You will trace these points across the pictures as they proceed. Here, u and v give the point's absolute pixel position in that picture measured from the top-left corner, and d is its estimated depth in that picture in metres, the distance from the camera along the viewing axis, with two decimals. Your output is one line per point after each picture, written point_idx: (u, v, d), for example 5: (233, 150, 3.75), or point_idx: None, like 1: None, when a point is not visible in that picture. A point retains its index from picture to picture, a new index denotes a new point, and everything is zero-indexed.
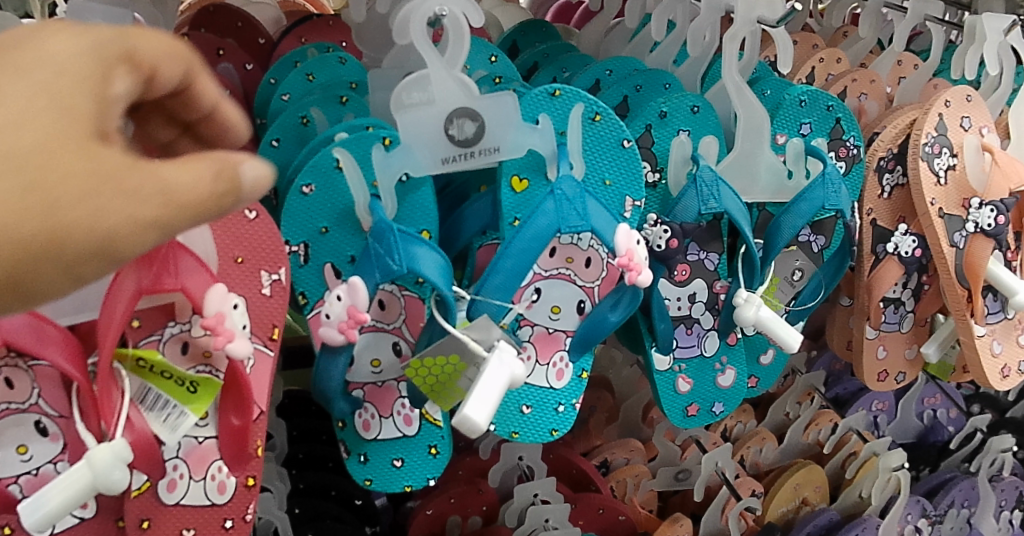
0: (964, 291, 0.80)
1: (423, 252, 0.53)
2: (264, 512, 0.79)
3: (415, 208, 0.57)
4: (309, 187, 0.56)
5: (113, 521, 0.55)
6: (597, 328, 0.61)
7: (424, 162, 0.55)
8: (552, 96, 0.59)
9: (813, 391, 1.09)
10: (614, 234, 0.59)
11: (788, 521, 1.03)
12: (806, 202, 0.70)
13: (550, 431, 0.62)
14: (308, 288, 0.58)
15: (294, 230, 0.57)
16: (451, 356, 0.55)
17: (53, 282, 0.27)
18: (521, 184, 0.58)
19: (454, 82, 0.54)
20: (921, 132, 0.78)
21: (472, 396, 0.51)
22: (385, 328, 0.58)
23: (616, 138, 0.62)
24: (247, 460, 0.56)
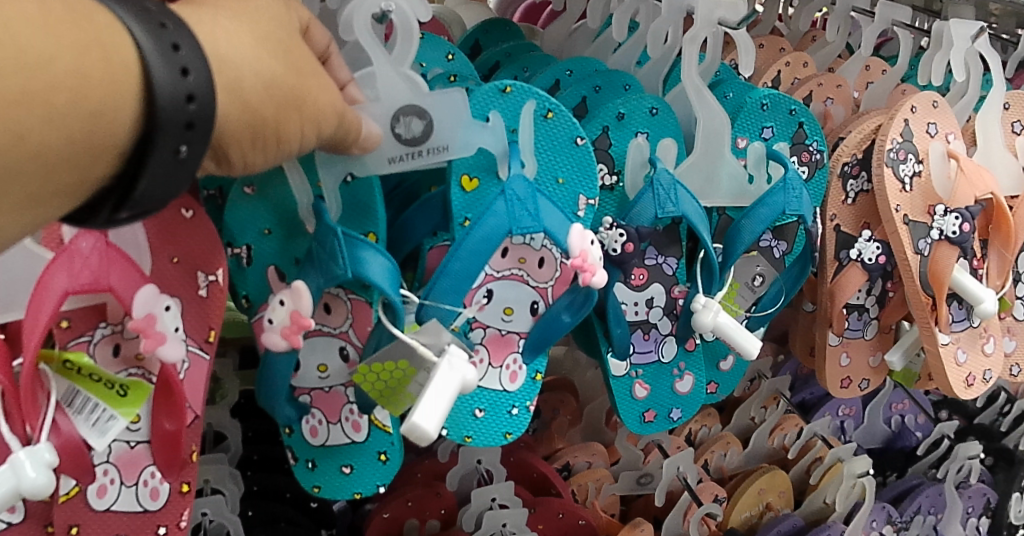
0: (928, 298, 0.79)
1: (371, 255, 0.52)
2: (215, 514, 0.75)
3: (360, 207, 0.56)
4: (250, 187, 0.55)
5: (43, 527, 0.54)
6: (551, 328, 0.60)
7: (374, 162, 0.53)
8: (503, 91, 0.58)
9: (779, 395, 1.08)
10: (569, 234, 0.57)
11: (752, 526, 1.03)
12: (766, 207, 0.69)
13: (503, 435, 0.61)
14: (250, 290, 0.56)
15: (236, 232, 0.55)
16: (399, 361, 0.53)
17: (296, 127, 0.40)
18: (472, 184, 0.57)
19: (400, 78, 0.52)
20: (885, 138, 0.77)
21: (421, 404, 0.49)
22: (332, 334, 0.57)
23: (570, 135, 0.60)
24: (181, 466, 0.55)
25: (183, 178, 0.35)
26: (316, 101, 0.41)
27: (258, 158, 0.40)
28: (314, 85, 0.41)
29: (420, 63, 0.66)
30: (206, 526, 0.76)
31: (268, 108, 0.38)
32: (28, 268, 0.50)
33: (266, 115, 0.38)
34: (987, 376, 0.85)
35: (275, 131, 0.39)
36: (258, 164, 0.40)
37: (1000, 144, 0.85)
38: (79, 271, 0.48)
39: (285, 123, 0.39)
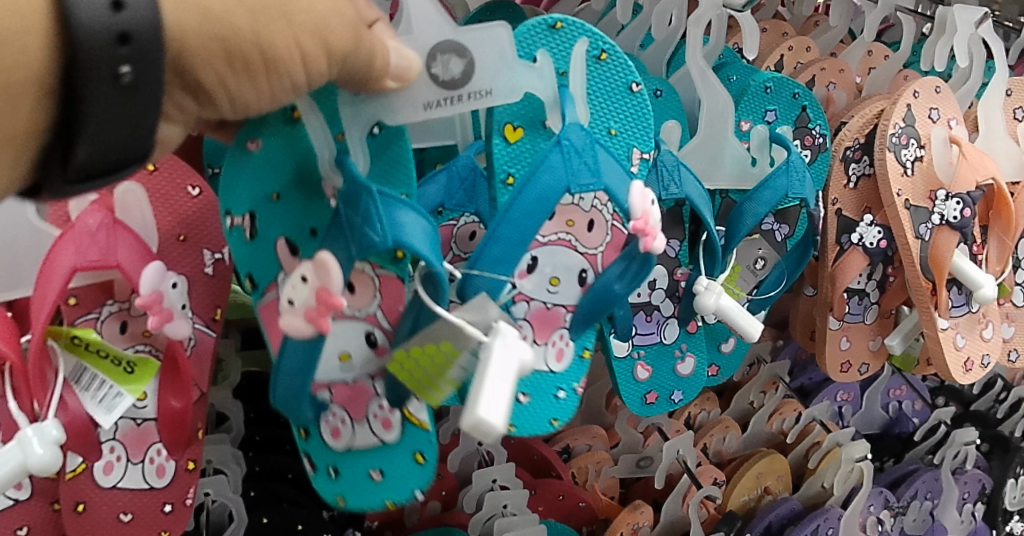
0: (929, 283, 0.79)
1: (408, 217, 0.45)
2: (217, 494, 0.75)
3: (393, 166, 0.48)
4: (254, 143, 0.47)
5: (49, 504, 0.54)
6: (603, 299, 0.56)
7: (404, 105, 0.45)
8: (553, 28, 0.54)
9: (778, 380, 1.09)
10: (629, 191, 0.53)
11: (750, 509, 1.04)
12: (769, 190, 0.69)
13: (550, 422, 0.56)
14: (253, 271, 0.49)
15: (240, 197, 0.48)
16: (441, 343, 0.47)
17: (287, 44, 0.34)
18: (512, 132, 0.54)
19: (434, 9, 0.44)
20: (888, 122, 0.77)
21: (484, 393, 0.40)
22: (357, 315, 0.49)
23: (625, 80, 0.59)
24: (185, 444, 0.55)
25: (137, 118, 0.30)
26: (310, 14, 0.34)
27: (245, 86, 0.34)
28: (300, 0, 0.34)
29: None
30: (210, 507, 0.76)
31: (240, 26, 0.32)
32: (35, 245, 0.50)
33: (237, 32, 0.32)
34: (986, 361, 0.85)
35: (258, 50, 0.33)
36: (254, 99, 0.35)
37: (1001, 131, 0.85)
38: (87, 247, 0.48)
39: (266, 37, 0.33)
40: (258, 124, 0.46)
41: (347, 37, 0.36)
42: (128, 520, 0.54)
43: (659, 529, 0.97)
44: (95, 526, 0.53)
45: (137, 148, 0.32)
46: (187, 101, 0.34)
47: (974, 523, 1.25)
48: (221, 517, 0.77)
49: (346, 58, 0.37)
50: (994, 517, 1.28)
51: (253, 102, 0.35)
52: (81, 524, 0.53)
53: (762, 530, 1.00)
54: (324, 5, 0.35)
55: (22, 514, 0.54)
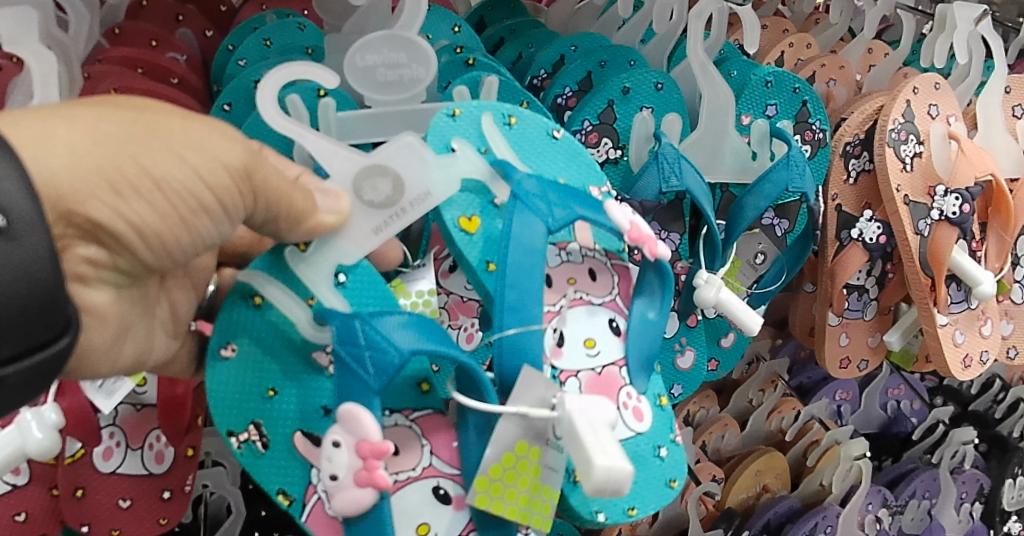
0: (927, 280, 0.79)
1: (398, 330, 0.46)
2: (216, 486, 0.75)
3: (367, 297, 0.49)
4: (229, 348, 0.48)
5: (48, 490, 0.55)
6: (646, 333, 0.56)
7: (355, 243, 0.47)
8: (455, 116, 0.54)
9: (777, 378, 1.09)
10: (609, 214, 0.54)
11: (749, 507, 1.04)
12: (769, 183, 0.69)
13: (669, 483, 0.55)
14: (286, 482, 0.48)
15: (240, 410, 0.48)
16: (516, 448, 0.48)
17: (178, 166, 0.34)
18: (474, 223, 0.52)
19: (336, 151, 0.46)
20: (887, 118, 0.77)
21: (591, 447, 0.44)
22: (416, 476, 0.49)
23: (546, 129, 0.58)
24: (185, 431, 0.55)
25: (50, 306, 0.30)
26: (189, 138, 0.35)
27: (163, 229, 0.35)
28: (175, 127, 0.35)
29: (427, 34, 0.67)
30: (208, 499, 0.76)
31: (110, 158, 0.32)
32: None
33: (111, 161, 0.32)
34: (984, 358, 0.85)
35: (144, 174, 0.33)
36: (164, 230, 0.35)
37: (1001, 127, 0.85)
38: None
39: (146, 159, 0.33)
40: (219, 326, 0.48)
41: (238, 151, 0.37)
42: (127, 506, 0.55)
43: (656, 526, 0.97)
44: (94, 511, 0.55)
45: (53, 320, 0.30)
46: (98, 251, 0.34)
47: (972, 523, 1.25)
48: (219, 509, 0.76)
49: (250, 174, 0.37)
50: (992, 517, 1.28)
51: (163, 232, 0.35)
52: (81, 509, 0.54)
53: (759, 528, 1.00)
54: (199, 130, 0.36)
55: (20, 500, 0.55)
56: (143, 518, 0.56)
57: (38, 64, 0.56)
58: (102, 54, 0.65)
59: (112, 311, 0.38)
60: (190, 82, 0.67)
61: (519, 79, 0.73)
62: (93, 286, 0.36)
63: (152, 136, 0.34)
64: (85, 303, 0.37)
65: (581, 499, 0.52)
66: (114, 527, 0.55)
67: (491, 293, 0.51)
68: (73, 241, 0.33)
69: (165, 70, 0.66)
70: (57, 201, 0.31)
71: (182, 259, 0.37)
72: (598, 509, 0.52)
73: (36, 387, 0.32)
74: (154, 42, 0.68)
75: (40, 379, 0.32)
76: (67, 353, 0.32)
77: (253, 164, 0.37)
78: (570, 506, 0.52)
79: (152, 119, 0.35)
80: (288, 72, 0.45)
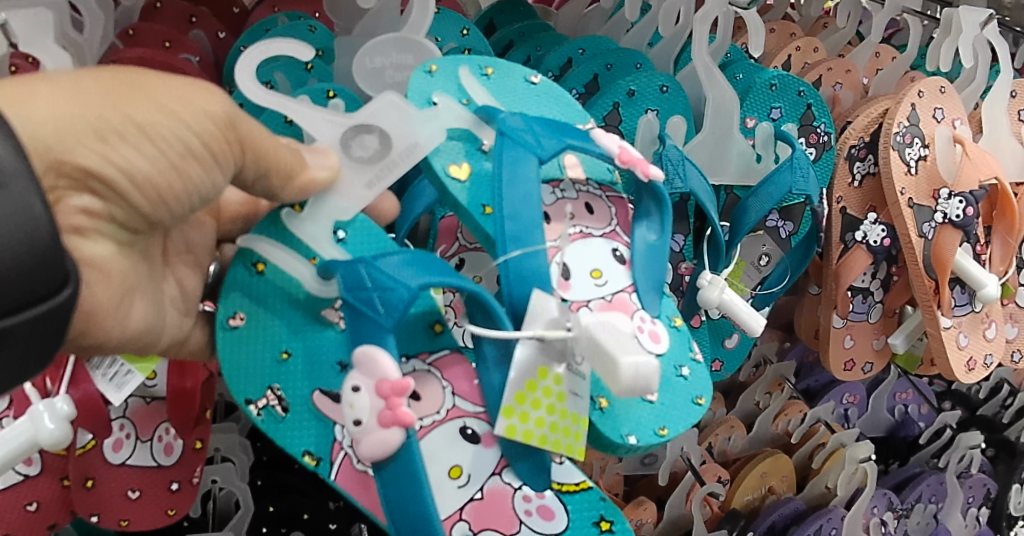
0: (932, 282, 0.80)
1: (399, 264, 0.48)
2: (226, 482, 0.76)
3: (370, 247, 0.52)
4: (238, 316, 0.50)
5: (58, 480, 0.57)
6: (654, 255, 0.58)
7: (351, 198, 0.50)
8: (432, 72, 0.57)
9: (784, 381, 1.10)
10: (596, 141, 0.56)
11: (754, 508, 1.04)
12: (773, 186, 0.69)
13: (695, 399, 0.57)
14: (313, 442, 0.51)
15: (256, 375, 0.50)
16: (538, 374, 0.50)
17: (159, 115, 0.36)
18: (464, 170, 0.55)
19: (318, 116, 0.49)
20: (892, 122, 0.78)
21: (616, 349, 0.48)
22: (441, 419, 0.51)
23: (522, 75, 0.61)
24: (193, 425, 0.57)
25: (48, 264, 0.29)
26: (169, 90, 0.37)
27: (154, 172, 0.36)
28: (153, 80, 0.37)
29: (435, 37, 0.68)
30: (217, 494, 0.77)
31: (94, 107, 0.34)
32: None
33: (96, 110, 0.34)
34: (988, 361, 0.86)
35: (128, 121, 0.35)
36: (156, 175, 0.36)
37: (1006, 131, 0.86)
38: None
39: (130, 108, 0.35)
40: (228, 295, 0.50)
41: (218, 101, 0.39)
42: (136, 496, 0.57)
43: (661, 526, 0.98)
44: (103, 501, 0.56)
45: (51, 270, 0.29)
46: (92, 200, 0.35)
47: (978, 527, 1.25)
48: (227, 505, 0.78)
49: (233, 121, 0.39)
50: (999, 522, 1.27)
51: (155, 178, 0.36)
52: (91, 499, 0.56)
53: (764, 530, 1.01)
54: (178, 85, 0.38)
55: (31, 490, 0.56)
56: (151, 509, 0.57)
57: (54, 64, 0.58)
58: (116, 56, 0.66)
59: (116, 266, 0.39)
60: (203, 83, 0.68)
61: None
62: (91, 238, 0.37)
63: (130, 88, 0.36)
64: (84, 256, 0.37)
65: (608, 424, 0.54)
66: (123, 517, 0.57)
67: (492, 235, 0.54)
68: (66, 192, 0.34)
69: (178, 70, 0.67)
70: (46, 153, 0.33)
71: (177, 210, 0.39)
72: (627, 432, 0.54)
73: (45, 345, 0.31)
74: (167, 43, 0.69)
75: (46, 336, 0.31)
76: (71, 306, 0.31)
77: (233, 114, 0.40)
78: (600, 432, 0.54)
79: (124, 76, 0.36)
80: (269, 47, 0.48)
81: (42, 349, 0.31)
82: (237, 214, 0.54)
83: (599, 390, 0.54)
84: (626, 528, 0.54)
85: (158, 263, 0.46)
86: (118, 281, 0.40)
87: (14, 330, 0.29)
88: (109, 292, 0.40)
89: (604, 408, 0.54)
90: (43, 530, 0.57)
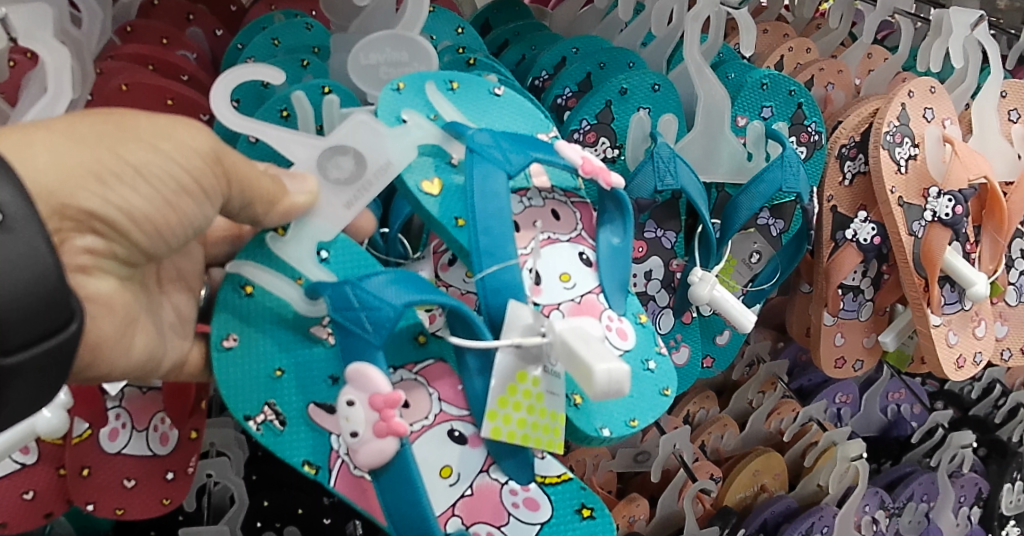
0: (921, 280, 0.81)
1: (382, 283, 0.50)
2: (221, 476, 0.76)
3: (353, 268, 0.54)
4: (231, 338, 0.51)
5: (55, 469, 0.58)
6: (617, 261, 0.60)
7: (330, 220, 0.51)
8: (399, 89, 0.57)
9: (776, 380, 1.10)
10: (561, 153, 0.57)
11: (746, 506, 1.05)
12: (764, 184, 0.70)
13: (662, 391, 0.59)
14: (311, 452, 0.52)
15: (251, 393, 0.52)
16: (517, 378, 0.52)
17: (148, 153, 0.39)
18: (436, 185, 0.56)
19: (294, 139, 0.50)
20: (883, 121, 0.79)
21: (587, 355, 0.48)
22: (430, 424, 0.53)
23: (487, 88, 0.61)
24: (188, 414, 0.58)
25: (52, 307, 0.33)
26: (158, 129, 0.40)
27: (149, 209, 0.39)
28: (141, 120, 0.40)
29: (430, 35, 0.68)
30: (212, 489, 0.77)
31: (91, 152, 0.37)
32: None
33: (94, 155, 0.37)
34: (978, 359, 0.86)
35: (123, 163, 0.37)
36: (152, 212, 0.39)
37: (996, 131, 0.87)
38: None
39: (124, 150, 0.38)
40: (219, 317, 0.51)
41: (203, 138, 0.41)
42: (131, 485, 0.57)
43: (654, 523, 0.98)
44: (99, 489, 0.57)
45: (57, 308, 0.34)
46: (95, 240, 0.38)
47: (970, 526, 1.25)
48: (222, 499, 0.78)
49: (218, 155, 0.42)
50: (990, 521, 1.28)
51: (152, 215, 0.39)
52: (87, 487, 0.57)
53: (756, 528, 1.01)
54: (165, 122, 0.41)
55: (27, 479, 0.58)
56: (146, 498, 0.58)
57: (53, 60, 0.56)
58: (114, 51, 0.68)
59: (117, 299, 0.42)
60: (200, 80, 0.68)
61: (521, 80, 0.75)
62: (94, 275, 0.40)
63: (121, 130, 0.38)
64: (89, 292, 0.40)
65: (582, 419, 0.56)
66: (119, 506, 0.57)
67: (466, 246, 0.55)
68: (71, 233, 0.37)
69: (175, 67, 0.68)
70: (50, 197, 0.35)
71: (174, 243, 0.42)
72: (601, 425, 0.56)
73: (52, 373, 0.35)
74: (165, 39, 0.70)
75: (53, 366, 0.35)
76: (75, 339, 0.35)
77: (218, 148, 0.42)
78: (574, 426, 0.56)
79: (114, 119, 0.39)
80: (235, 75, 0.50)
81: (49, 378, 0.35)
82: (229, 223, 0.55)
83: (573, 387, 0.56)
84: (606, 514, 0.56)
85: (153, 288, 0.48)
86: (121, 312, 0.43)
87: (22, 361, 0.33)
88: (110, 322, 0.43)
89: (578, 404, 0.56)
90: (39, 520, 0.58)
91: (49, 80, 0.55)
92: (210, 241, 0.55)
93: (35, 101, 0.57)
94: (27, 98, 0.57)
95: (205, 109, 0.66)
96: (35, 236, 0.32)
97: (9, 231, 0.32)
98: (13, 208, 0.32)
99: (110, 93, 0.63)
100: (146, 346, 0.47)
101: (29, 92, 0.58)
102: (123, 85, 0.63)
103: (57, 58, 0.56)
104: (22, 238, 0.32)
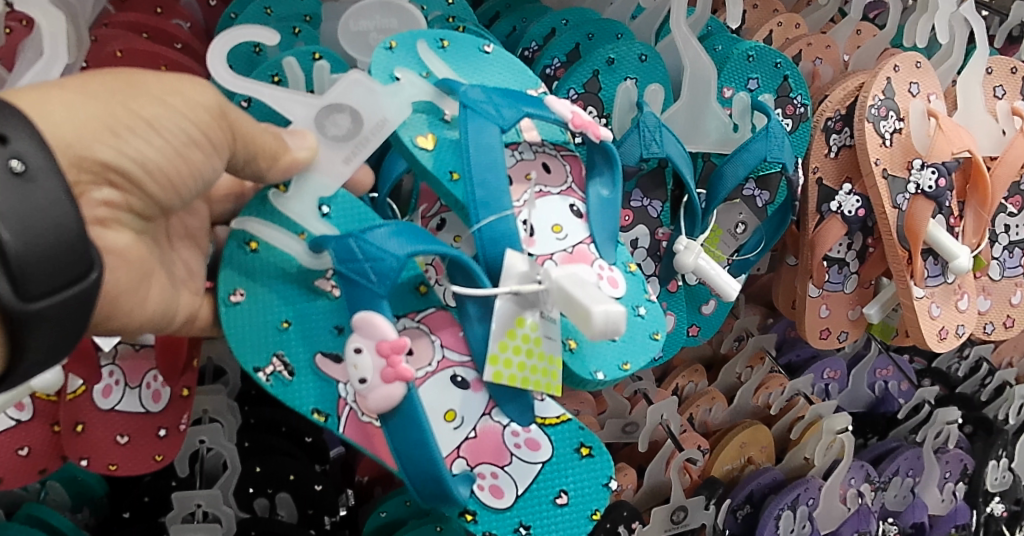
0: (905, 252, 0.82)
1: (385, 235, 0.51)
2: (213, 442, 0.76)
3: (355, 220, 0.55)
4: (238, 293, 0.53)
5: (49, 426, 0.62)
6: (605, 211, 0.62)
7: (331, 174, 0.53)
8: (391, 49, 0.59)
9: (764, 354, 1.12)
10: (551, 108, 0.59)
11: (732, 478, 1.06)
12: (748, 153, 0.71)
13: (652, 335, 0.62)
14: (319, 401, 0.54)
15: (260, 345, 0.53)
16: (516, 323, 0.55)
17: (158, 108, 0.40)
18: (430, 140, 0.57)
19: (295, 101, 0.52)
20: (867, 94, 0.80)
21: (588, 300, 0.52)
22: (433, 371, 0.56)
23: (475, 45, 0.62)
24: (180, 372, 0.61)
25: (69, 260, 0.34)
26: (166, 86, 0.41)
27: (164, 163, 0.40)
28: (148, 78, 0.41)
29: (420, 5, 0.68)
30: (205, 456, 0.78)
31: (104, 106, 0.38)
32: None
33: (106, 108, 0.38)
34: (960, 331, 0.87)
35: (135, 116, 0.38)
36: (164, 162, 0.40)
37: (980, 107, 0.88)
38: None
39: (135, 104, 0.39)
40: (224, 274, 0.53)
41: (209, 94, 0.43)
42: (124, 442, 0.61)
43: (641, 492, 1.00)
44: (91, 444, 0.60)
45: (75, 257, 0.35)
46: (112, 192, 0.39)
47: (955, 502, 1.27)
48: (215, 465, 0.79)
49: (223, 112, 0.43)
50: (975, 498, 1.29)
51: (165, 165, 0.40)
52: (80, 443, 0.60)
53: (742, 499, 1.03)
54: (171, 80, 0.42)
55: (23, 435, 0.61)
56: (140, 454, 0.61)
57: (48, 23, 0.55)
58: (109, 19, 0.69)
59: (134, 252, 0.43)
60: (193, 48, 0.69)
61: (512, 51, 0.76)
62: (112, 228, 0.41)
63: (130, 86, 0.39)
64: (107, 245, 0.41)
65: (577, 363, 0.58)
66: (112, 462, 0.61)
67: (462, 200, 0.57)
68: (88, 186, 0.38)
69: (169, 35, 0.69)
70: (68, 149, 0.36)
71: (185, 195, 0.43)
72: (595, 369, 0.58)
73: (73, 326, 0.36)
74: (159, 8, 0.72)
75: (72, 317, 0.36)
76: (94, 291, 0.36)
77: (223, 104, 0.43)
78: (570, 370, 0.59)
79: (120, 78, 0.40)
80: (233, 35, 0.50)
81: (69, 330, 0.36)
82: (231, 180, 0.56)
83: (568, 332, 0.59)
84: (604, 453, 0.59)
85: (163, 245, 0.49)
86: (137, 265, 0.43)
87: (44, 310, 0.34)
88: (128, 276, 0.43)
89: (574, 349, 0.59)
90: (35, 475, 0.62)
91: (45, 43, 0.55)
92: (215, 200, 0.56)
93: (32, 63, 0.57)
94: (23, 62, 0.57)
95: (200, 76, 0.66)
96: (55, 186, 0.33)
97: (30, 181, 0.33)
98: (32, 158, 0.33)
99: (105, 59, 0.64)
100: (161, 299, 0.47)
101: (26, 56, 0.58)
102: (117, 52, 0.64)
103: (51, 22, 0.56)
104: (42, 187, 0.33)
